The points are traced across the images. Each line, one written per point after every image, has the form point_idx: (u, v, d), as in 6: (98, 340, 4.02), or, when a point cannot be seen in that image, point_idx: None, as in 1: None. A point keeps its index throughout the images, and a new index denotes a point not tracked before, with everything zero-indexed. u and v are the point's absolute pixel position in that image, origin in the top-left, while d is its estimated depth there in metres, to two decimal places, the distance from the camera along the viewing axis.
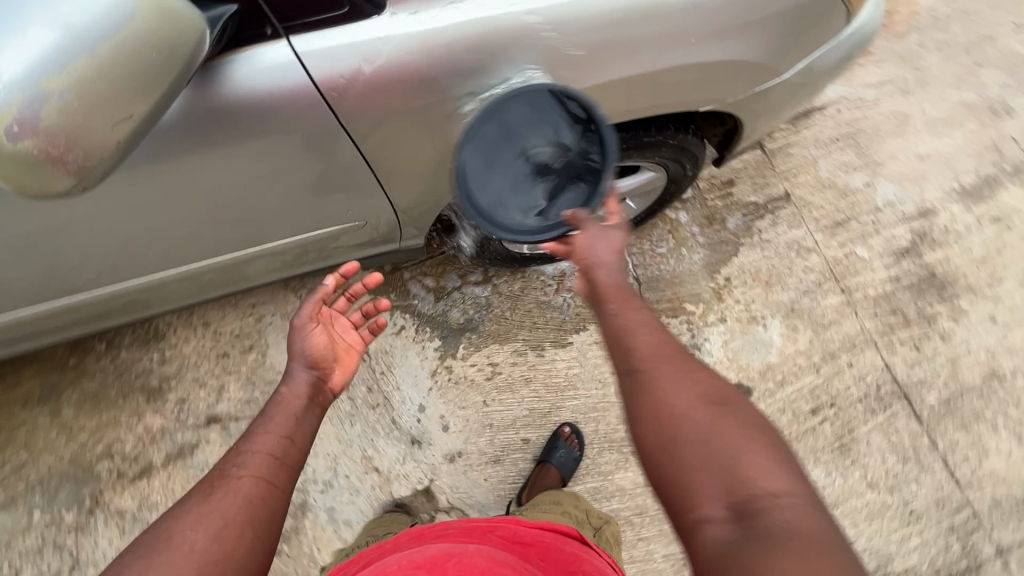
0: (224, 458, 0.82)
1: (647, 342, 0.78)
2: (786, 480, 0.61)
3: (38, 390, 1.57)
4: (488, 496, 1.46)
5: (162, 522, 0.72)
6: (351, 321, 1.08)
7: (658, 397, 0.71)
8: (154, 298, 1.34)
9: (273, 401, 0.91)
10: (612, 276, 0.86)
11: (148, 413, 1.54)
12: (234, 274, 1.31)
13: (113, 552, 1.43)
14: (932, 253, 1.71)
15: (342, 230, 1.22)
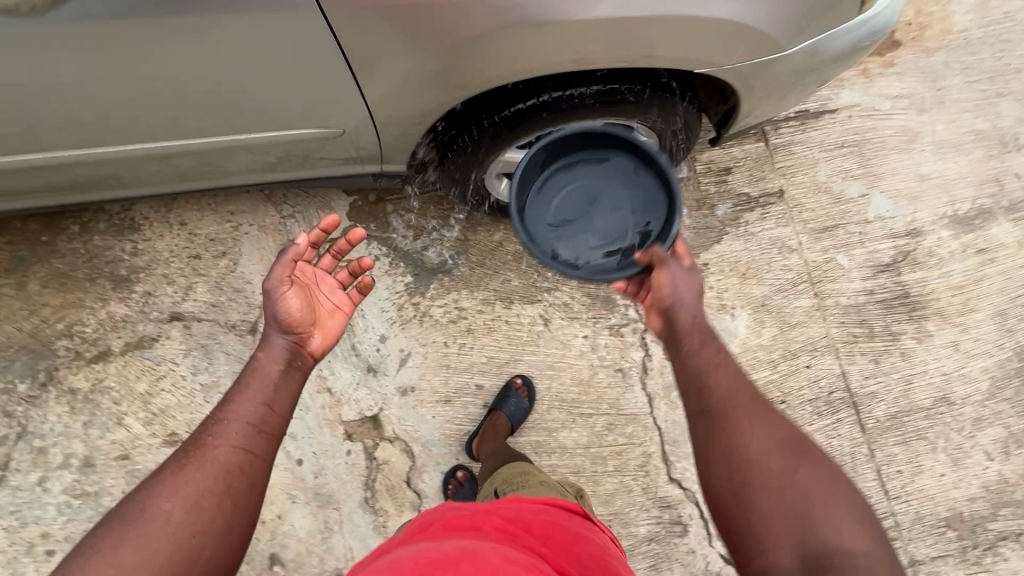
0: (200, 426, 0.86)
1: (731, 384, 0.87)
2: (853, 533, 0.71)
3: (7, 261, 1.56)
4: (434, 433, 1.49)
5: (141, 493, 0.77)
6: (335, 283, 1.11)
7: (733, 443, 0.80)
8: (131, 176, 1.34)
9: (250, 367, 0.94)
10: (690, 315, 0.96)
11: (113, 301, 1.54)
12: (214, 166, 1.30)
13: (60, 427, 1.45)
14: (911, 273, 1.71)
15: (327, 138, 1.21)
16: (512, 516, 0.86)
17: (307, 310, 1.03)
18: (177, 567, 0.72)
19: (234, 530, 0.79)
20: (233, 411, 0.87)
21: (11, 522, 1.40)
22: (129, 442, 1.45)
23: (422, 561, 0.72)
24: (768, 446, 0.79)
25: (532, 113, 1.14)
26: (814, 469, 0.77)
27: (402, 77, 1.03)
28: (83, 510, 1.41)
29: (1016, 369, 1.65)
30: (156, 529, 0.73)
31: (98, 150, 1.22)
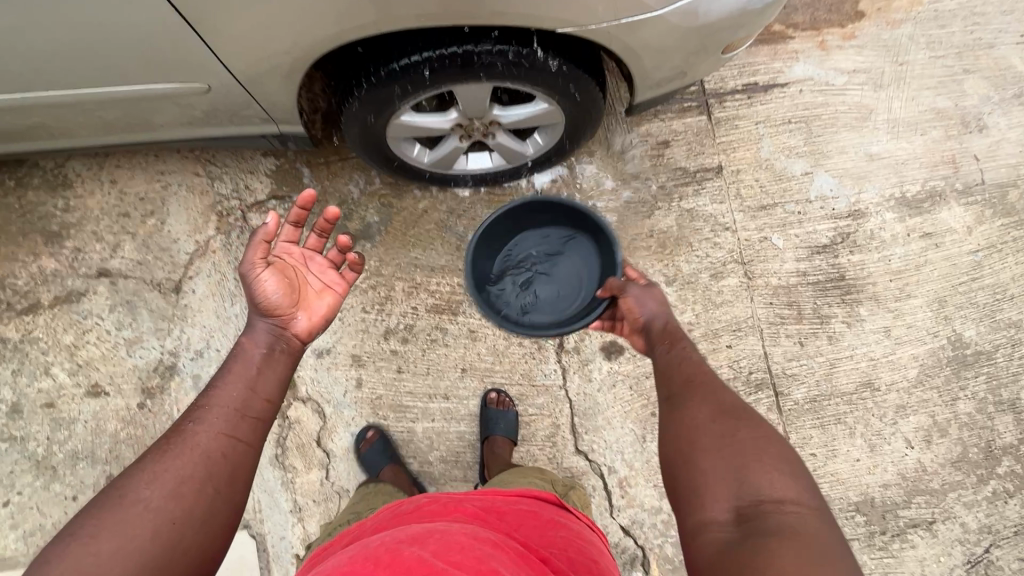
0: (183, 415, 0.82)
1: (688, 374, 0.92)
2: (792, 490, 0.69)
3: None
4: (346, 396, 1.51)
5: (116, 482, 0.72)
6: (324, 263, 1.04)
7: (682, 412, 0.84)
8: (61, 127, 1.40)
9: (235, 356, 0.90)
10: (656, 321, 1.06)
11: (44, 255, 1.59)
12: (139, 118, 1.36)
13: None
14: (849, 255, 1.66)
15: (252, 98, 1.27)
16: (488, 505, 0.83)
17: (289, 294, 0.97)
18: (155, 558, 0.67)
19: (221, 516, 0.75)
20: (217, 396, 0.84)
21: None
22: (53, 391, 1.51)
23: (392, 539, 0.71)
24: (715, 414, 0.81)
25: (416, 70, 1.12)
26: (751, 429, 0.77)
27: (289, 27, 1.06)
28: (9, 453, 1.48)
29: (948, 357, 1.60)
30: (133, 516, 0.68)
31: (22, 100, 1.27)
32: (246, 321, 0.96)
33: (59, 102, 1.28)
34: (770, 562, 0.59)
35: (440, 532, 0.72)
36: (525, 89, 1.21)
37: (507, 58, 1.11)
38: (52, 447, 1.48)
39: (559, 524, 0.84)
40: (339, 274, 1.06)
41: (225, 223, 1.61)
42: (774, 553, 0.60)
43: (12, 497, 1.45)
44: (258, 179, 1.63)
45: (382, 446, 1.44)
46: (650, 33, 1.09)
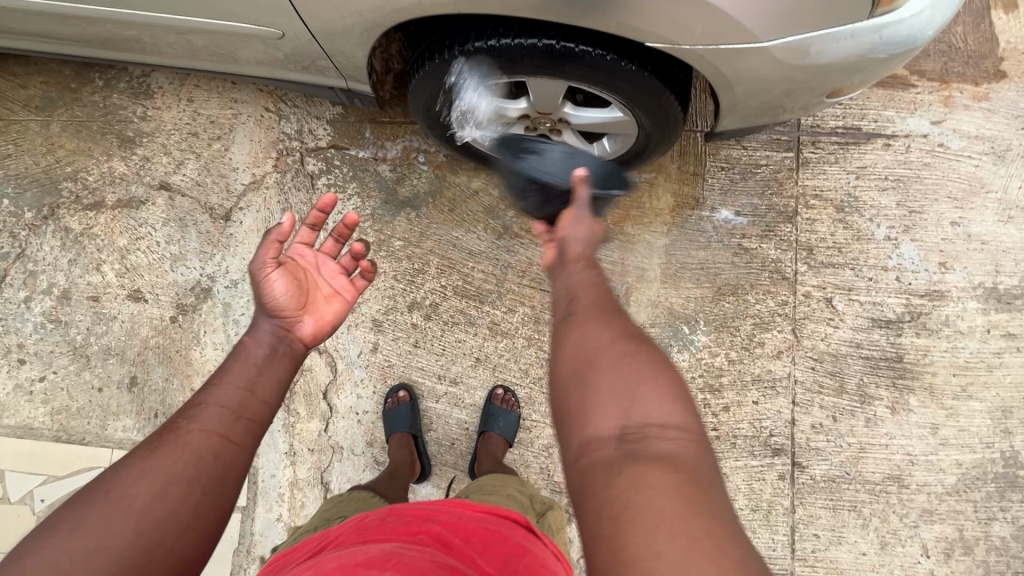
0: (176, 415, 0.85)
1: (589, 290, 0.85)
2: (677, 412, 0.65)
3: (39, 99, 1.71)
4: (359, 357, 1.53)
5: (103, 479, 0.74)
6: (336, 268, 1.13)
7: (584, 335, 0.75)
8: (152, 43, 1.43)
9: (236, 350, 0.97)
10: (579, 243, 0.95)
11: (116, 158, 1.67)
12: (224, 50, 1.38)
13: (52, 259, 1.62)
14: (914, 337, 1.52)
15: (330, 51, 1.25)
16: (454, 522, 0.82)
17: (297, 296, 1.05)
18: (136, 554, 0.68)
19: (205, 519, 0.76)
20: (213, 397, 0.87)
21: None
22: (99, 287, 1.61)
23: (349, 561, 0.69)
24: (618, 336, 0.74)
25: (491, 56, 1.07)
26: (646, 352, 0.71)
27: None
28: (52, 334, 1.59)
29: (995, 472, 1.45)
30: (118, 512, 0.70)
31: (121, 14, 1.30)
32: (253, 322, 1.02)
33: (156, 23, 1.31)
34: (649, 501, 0.55)
35: (402, 555, 0.70)
36: (602, 95, 1.15)
37: (591, 62, 1.04)
38: (89, 338, 1.59)
39: (526, 548, 0.82)
40: (349, 280, 1.13)
41: (283, 162, 1.63)
42: (653, 485, 0.56)
43: (48, 374, 1.57)
44: (322, 126, 1.64)
45: (410, 412, 1.46)
46: (751, 65, 1.00)
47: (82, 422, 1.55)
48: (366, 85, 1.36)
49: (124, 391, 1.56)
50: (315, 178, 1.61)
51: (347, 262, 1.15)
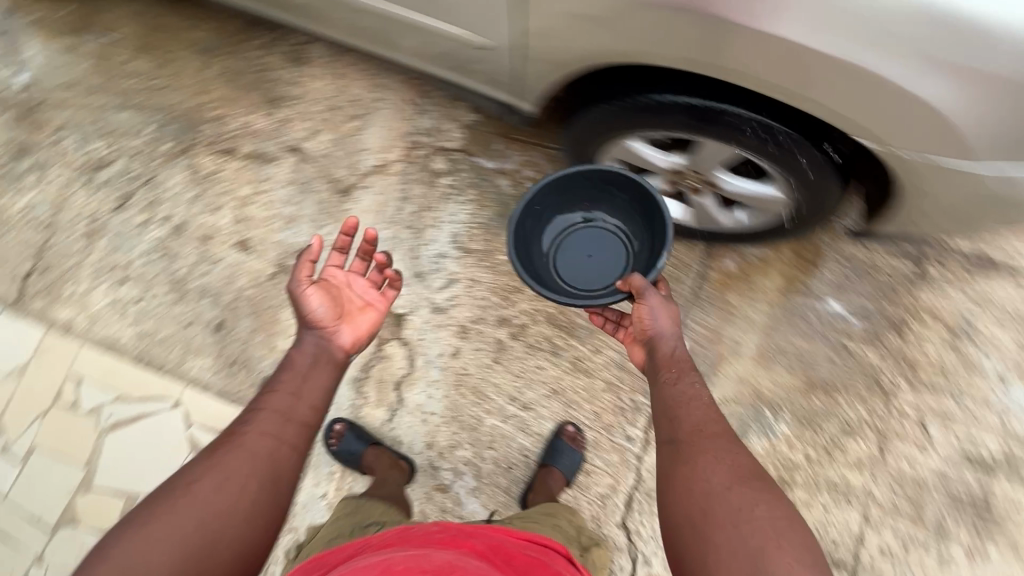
0: (236, 422, 1.05)
1: (699, 421, 1.02)
2: (793, 563, 0.81)
3: (203, 43, 1.81)
4: (438, 358, 1.54)
5: (177, 479, 0.95)
6: (364, 283, 1.30)
7: (699, 470, 0.93)
8: (319, 10, 1.51)
9: (288, 362, 1.15)
10: (673, 349, 1.14)
11: (258, 113, 1.75)
12: (383, 33, 1.43)
13: (177, 192, 1.70)
14: (1007, 486, 1.44)
15: (483, 60, 1.28)
16: (497, 544, 0.83)
17: (332, 308, 1.22)
18: (202, 540, 0.87)
19: (262, 508, 0.94)
20: (268, 404, 1.07)
21: (108, 244, 1.68)
22: (213, 229, 1.67)
23: (415, 568, 0.70)
24: (733, 467, 0.93)
25: (670, 109, 1.08)
26: (766, 503, 0.88)
27: (562, 15, 1.02)
28: (159, 262, 1.66)
29: None
30: (185, 507, 0.89)
31: None
32: (297, 336, 1.20)
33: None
34: None
35: (461, 569, 0.71)
36: (765, 168, 1.15)
37: (771, 138, 1.05)
38: (192, 274, 1.65)
39: None
40: (379, 293, 1.31)
41: (411, 154, 1.68)
42: None
43: (145, 298, 1.64)
44: (455, 129, 1.68)
45: (354, 437, 1.46)
46: (945, 177, 0.98)
47: (163, 351, 1.60)
48: (506, 96, 1.35)
49: (210, 333, 1.60)
50: (438, 176, 1.65)
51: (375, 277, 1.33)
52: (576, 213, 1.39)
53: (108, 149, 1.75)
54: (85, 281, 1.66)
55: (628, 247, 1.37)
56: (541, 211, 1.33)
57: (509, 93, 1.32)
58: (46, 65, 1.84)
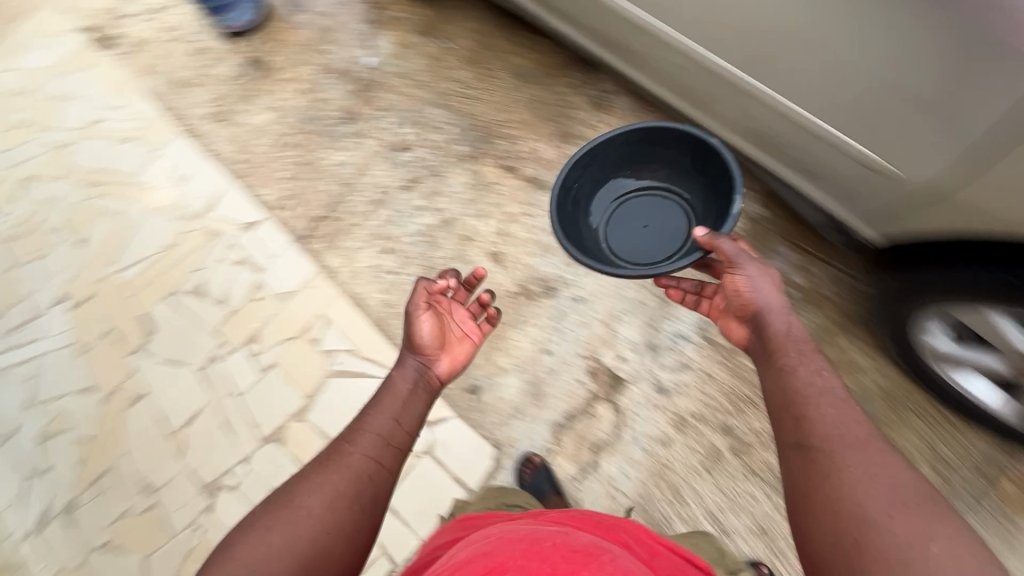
0: (341, 438, 1.07)
1: (838, 422, 0.88)
2: None
3: (522, 69, 1.99)
4: (646, 438, 1.49)
5: (290, 488, 0.98)
6: (465, 313, 1.34)
7: (852, 484, 0.80)
8: (654, 65, 1.61)
9: (388, 386, 1.17)
10: (785, 331, 1.05)
11: (549, 143, 1.85)
12: (717, 104, 1.51)
13: (456, 190, 1.87)
14: None
15: (832, 169, 1.32)
16: (640, 543, 0.85)
17: (438, 338, 1.24)
18: (313, 553, 0.90)
19: (359, 528, 0.96)
20: (370, 425, 1.08)
21: (388, 216, 1.89)
22: (475, 233, 1.79)
23: (562, 544, 0.74)
24: (895, 480, 0.80)
25: None
26: (938, 533, 0.73)
27: (1009, 190, 0.98)
28: (422, 246, 1.82)
29: None
30: (299, 519, 0.92)
31: (663, 35, 1.48)
32: (400, 360, 1.24)
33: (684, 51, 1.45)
34: None
35: (607, 552, 0.74)
36: None
37: None
38: (445, 266, 1.79)
39: None
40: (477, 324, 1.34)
41: None
42: None
43: (400, 273, 1.81)
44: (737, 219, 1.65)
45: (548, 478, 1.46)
46: None
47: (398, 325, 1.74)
48: (812, 189, 1.42)
49: None
50: None
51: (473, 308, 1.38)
52: (625, 177, 1.52)
53: (414, 137, 1.98)
54: (359, 241, 1.88)
55: (688, 221, 1.49)
56: (582, 191, 1.46)
57: (826, 191, 1.39)
58: (389, 55, 2.15)
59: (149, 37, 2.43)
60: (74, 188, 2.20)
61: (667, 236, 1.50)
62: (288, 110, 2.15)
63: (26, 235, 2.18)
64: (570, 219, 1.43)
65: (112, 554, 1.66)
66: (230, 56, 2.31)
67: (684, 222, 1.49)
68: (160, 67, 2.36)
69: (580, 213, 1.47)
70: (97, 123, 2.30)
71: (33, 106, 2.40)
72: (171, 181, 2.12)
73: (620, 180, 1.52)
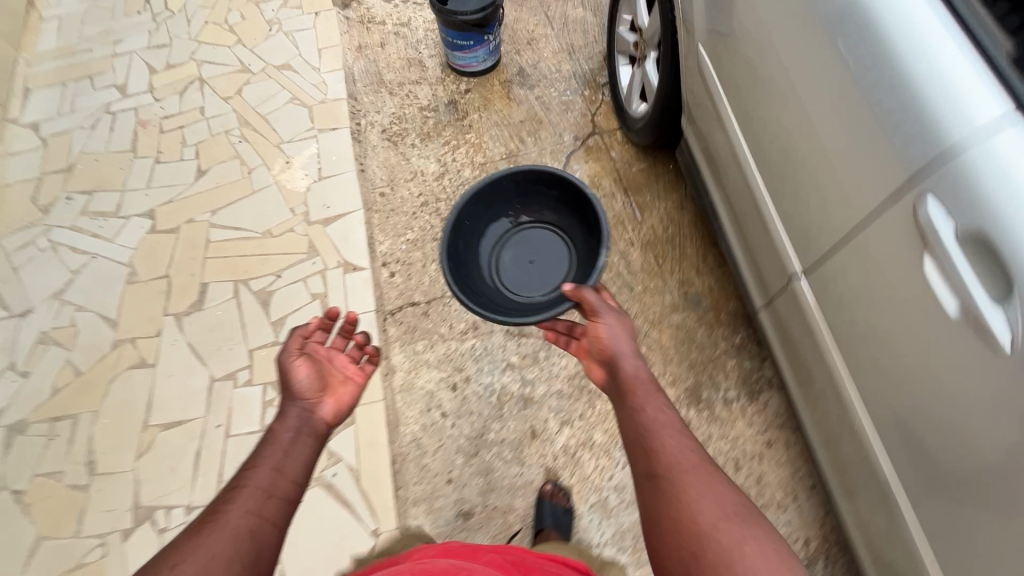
0: (214, 501, 0.92)
1: (676, 453, 0.98)
2: None
3: (694, 290, 1.76)
4: None
5: (161, 556, 0.82)
6: (347, 357, 1.24)
7: (690, 505, 0.91)
8: (813, 389, 1.35)
9: (266, 440, 1.03)
10: (637, 370, 1.12)
11: (675, 393, 1.62)
12: (859, 489, 1.25)
13: (556, 372, 1.65)
14: None
15: None
16: (510, 559, 0.85)
17: (316, 381, 1.14)
18: None
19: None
20: (249, 480, 0.95)
21: (475, 348, 1.70)
22: (546, 434, 1.57)
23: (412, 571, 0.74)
24: (721, 497, 0.92)
25: None
26: (753, 537, 0.87)
27: None
28: (488, 407, 1.62)
29: None
30: None
31: (834, 373, 1.20)
32: (278, 414, 1.09)
33: (859, 428, 1.16)
34: None
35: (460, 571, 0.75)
36: None
37: None
38: (495, 448, 1.57)
39: None
40: (359, 366, 1.24)
41: None
42: None
43: (451, 420, 1.60)
44: None
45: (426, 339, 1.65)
46: None
47: (415, 477, 1.54)
48: None
49: (455, 510, 1.50)
50: None
51: (353, 353, 1.27)
52: (507, 215, 1.62)
53: None
54: (435, 355, 1.69)
55: (567, 246, 1.64)
56: (468, 231, 1.58)
57: None
58: None
59: (378, 19, 2.39)
60: (229, 117, 2.15)
61: (549, 269, 1.64)
62: (451, 172, 2.01)
63: (161, 131, 2.14)
64: (461, 259, 1.54)
65: (17, 510, 1.52)
66: (434, 85, 2.21)
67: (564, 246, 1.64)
68: (370, 54, 2.30)
69: (471, 256, 1.56)
70: (285, 69, 2.26)
71: (246, 18, 2.40)
72: (308, 169, 2.02)
73: (506, 217, 1.63)
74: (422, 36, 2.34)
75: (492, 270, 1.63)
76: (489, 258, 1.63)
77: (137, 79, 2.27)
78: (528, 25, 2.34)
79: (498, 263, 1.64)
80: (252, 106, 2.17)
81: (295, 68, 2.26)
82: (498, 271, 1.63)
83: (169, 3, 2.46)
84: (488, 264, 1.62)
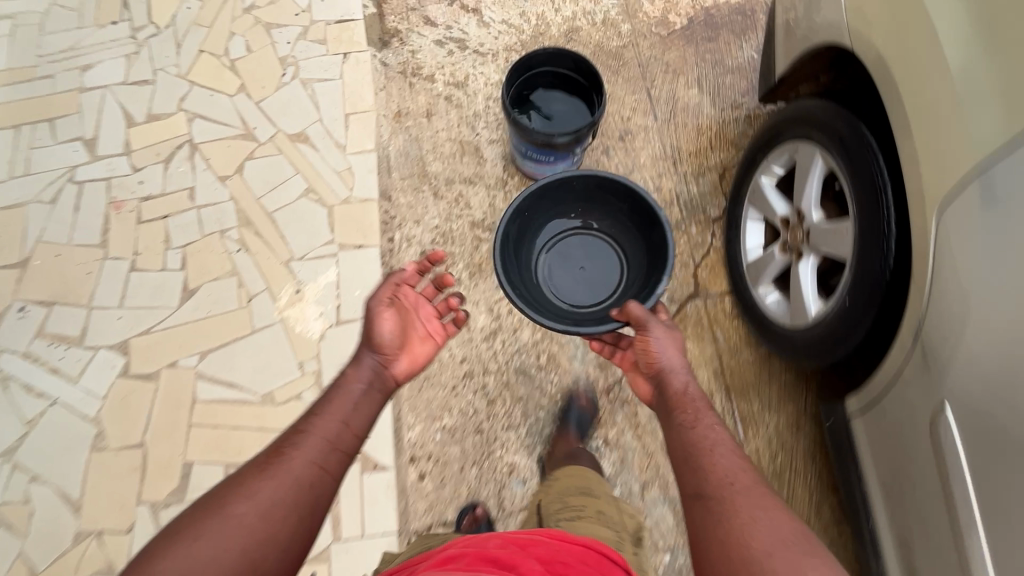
0: (281, 438, 0.99)
1: (712, 447, 0.94)
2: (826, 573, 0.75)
3: None
4: None
5: (218, 493, 0.88)
6: (429, 313, 1.29)
7: (744, 526, 0.81)
8: None
9: (335, 395, 1.09)
10: (683, 379, 1.07)
11: None
12: None
13: None
14: None
15: None
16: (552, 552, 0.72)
17: (398, 336, 1.19)
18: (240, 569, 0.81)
19: (287, 555, 0.86)
20: (316, 427, 1.01)
21: None
22: None
23: None
24: (779, 521, 0.82)
25: None
26: (778, 518, 0.82)
27: None
28: None
29: None
30: (236, 523, 0.83)
31: None
32: (357, 355, 1.18)
33: None
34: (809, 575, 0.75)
35: None
36: None
37: None
38: None
39: None
40: (439, 324, 1.30)
41: None
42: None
43: None
44: None
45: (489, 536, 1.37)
46: None
47: None
48: None
49: None
50: None
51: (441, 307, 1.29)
52: (569, 216, 1.41)
53: None
54: None
55: (621, 274, 1.40)
56: (530, 219, 1.35)
57: None
58: None
59: (425, 74, 1.82)
60: (225, 209, 1.67)
61: (599, 286, 1.41)
62: (506, 329, 1.57)
63: (138, 219, 1.67)
64: (513, 244, 1.31)
65: None
66: (493, 189, 1.70)
67: (620, 272, 1.40)
68: (412, 129, 1.77)
69: (524, 245, 1.36)
70: (301, 140, 1.74)
71: (253, 51, 1.83)
72: (324, 304, 1.58)
73: (571, 219, 1.41)
74: (482, 110, 1.78)
75: (540, 268, 1.41)
76: (540, 252, 1.42)
77: (111, 133, 1.75)
78: (623, 109, 1.76)
79: (546, 258, 1.43)
80: (256, 196, 1.68)
81: (313, 142, 1.74)
82: (542, 275, 1.41)
83: (155, 15, 1.88)
84: (537, 260, 1.42)
